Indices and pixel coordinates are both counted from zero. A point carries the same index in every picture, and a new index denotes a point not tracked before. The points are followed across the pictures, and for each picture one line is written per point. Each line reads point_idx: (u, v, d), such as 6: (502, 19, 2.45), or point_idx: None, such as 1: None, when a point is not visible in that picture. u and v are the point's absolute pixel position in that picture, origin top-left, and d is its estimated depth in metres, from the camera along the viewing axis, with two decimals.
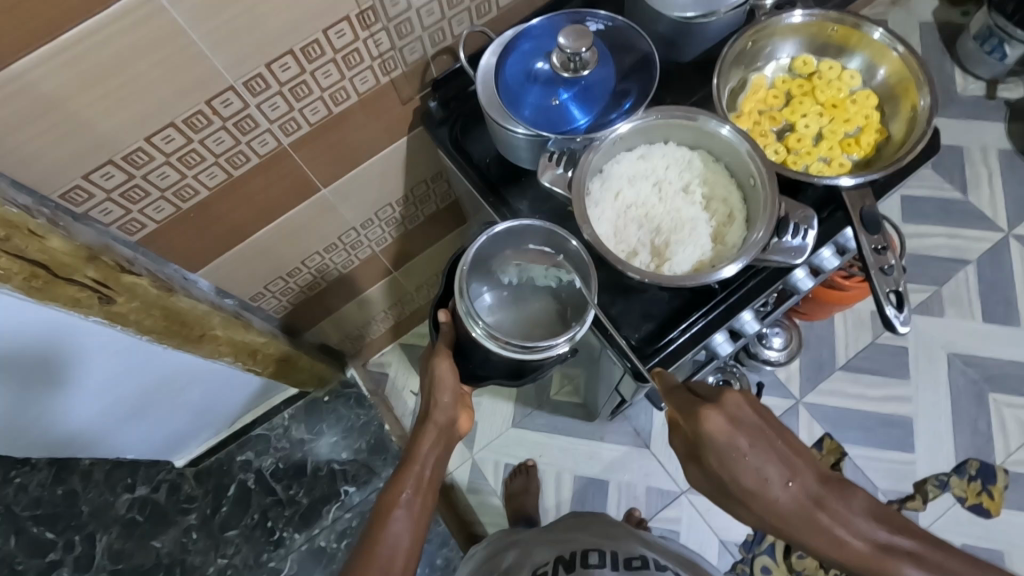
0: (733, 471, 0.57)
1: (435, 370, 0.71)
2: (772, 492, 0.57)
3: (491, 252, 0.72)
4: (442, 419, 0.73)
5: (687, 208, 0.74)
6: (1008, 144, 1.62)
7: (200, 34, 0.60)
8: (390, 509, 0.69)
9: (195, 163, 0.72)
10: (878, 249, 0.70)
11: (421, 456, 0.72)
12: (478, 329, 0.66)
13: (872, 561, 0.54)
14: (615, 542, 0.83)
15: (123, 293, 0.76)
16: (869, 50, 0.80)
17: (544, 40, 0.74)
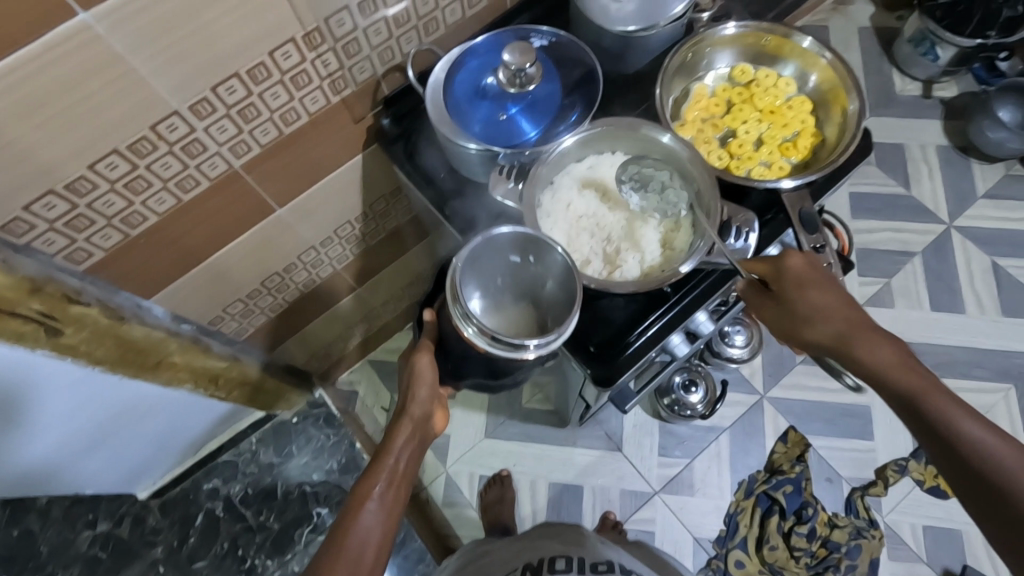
0: (808, 295, 0.68)
1: (413, 364, 0.71)
2: (820, 317, 0.68)
3: (479, 253, 0.68)
4: (418, 413, 0.69)
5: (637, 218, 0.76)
6: (945, 140, 1.70)
7: (142, 60, 0.60)
8: (361, 500, 0.61)
9: (142, 189, 0.71)
10: (814, 248, 0.73)
11: (396, 448, 0.66)
12: (471, 328, 0.63)
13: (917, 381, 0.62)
14: (582, 548, 0.85)
15: (71, 324, 0.75)
16: (801, 58, 0.84)
17: (490, 56, 0.75)
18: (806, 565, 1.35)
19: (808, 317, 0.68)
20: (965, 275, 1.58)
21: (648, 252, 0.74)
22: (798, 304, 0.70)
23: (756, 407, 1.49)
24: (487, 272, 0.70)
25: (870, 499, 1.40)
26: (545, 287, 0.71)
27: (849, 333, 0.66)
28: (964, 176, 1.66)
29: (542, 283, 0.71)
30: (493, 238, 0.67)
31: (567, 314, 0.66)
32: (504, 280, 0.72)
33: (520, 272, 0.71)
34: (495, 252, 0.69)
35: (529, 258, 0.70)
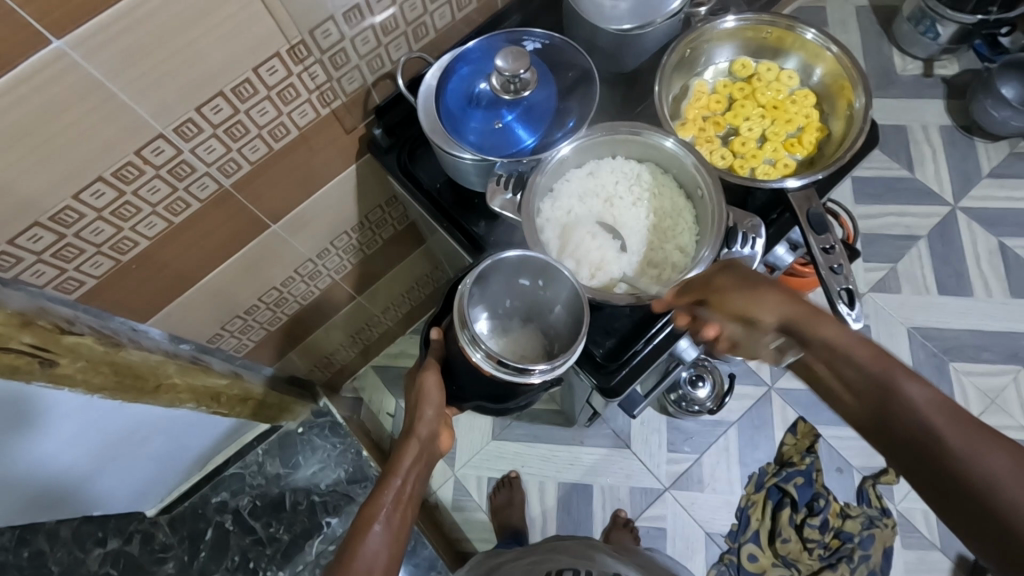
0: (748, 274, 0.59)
1: (420, 383, 0.69)
2: (773, 299, 0.55)
3: (487, 275, 0.66)
4: (425, 433, 0.68)
5: (631, 219, 0.75)
6: (947, 119, 1.67)
7: (121, 85, 0.58)
8: (367, 522, 0.63)
9: (130, 215, 0.69)
10: (824, 249, 0.70)
11: (403, 469, 0.67)
12: (479, 353, 0.61)
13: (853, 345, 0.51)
14: (591, 561, 0.82)
15: (66, 354, 0.73)
16: (804, 51, 0.81)
17: (482, 63, 0.73)
18: (819, 557, 1.35)
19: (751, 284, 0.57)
20: (971, 258, 1.56)
21: (649, 270, 0.72)
22: (754, 279, 0.58)
23: (763, 399, 1.48)
24: (494, 295, 0.70)
25: (882, 487, 1.39)
26: (553, 311, 0.70)
27: (812, 307, 0.54)
28: (968, 157, 1.64)
29: (549, 307, 0.70)
30: (502, 261, 0.65)
31: (575, 338, 0.65)
32: (509, 304, 0.71)
33: (527, 296, 0.70)
34: (503, 275, 0.68)
35: (537, 283, 0.69)
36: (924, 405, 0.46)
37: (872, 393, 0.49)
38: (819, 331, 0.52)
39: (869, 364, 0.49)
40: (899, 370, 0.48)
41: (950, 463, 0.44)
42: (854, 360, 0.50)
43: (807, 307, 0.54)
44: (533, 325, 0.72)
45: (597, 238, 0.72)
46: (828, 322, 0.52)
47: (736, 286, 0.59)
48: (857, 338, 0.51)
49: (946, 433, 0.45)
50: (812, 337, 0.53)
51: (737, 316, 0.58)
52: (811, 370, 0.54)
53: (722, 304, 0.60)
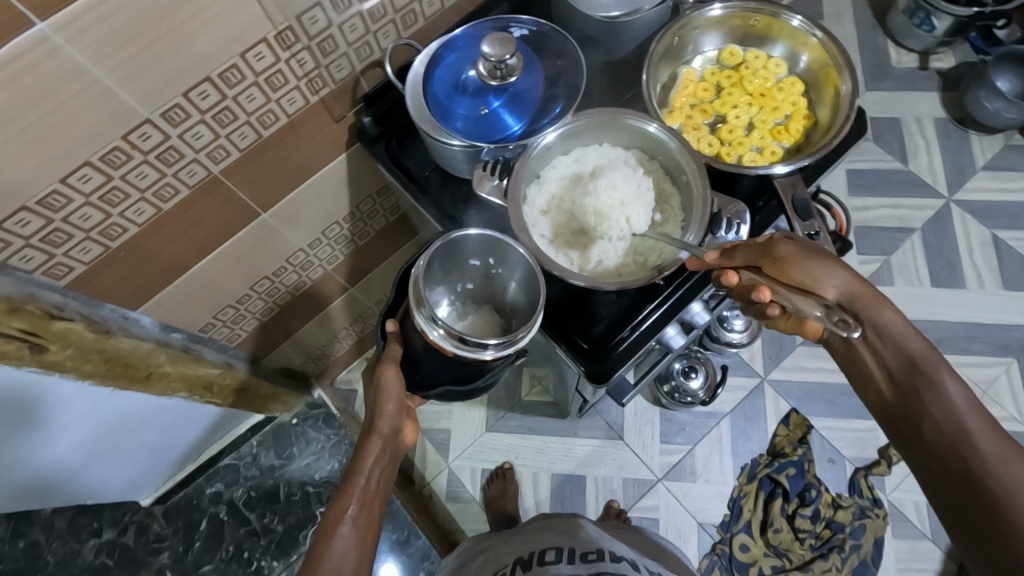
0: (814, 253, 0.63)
1: (378, 378, 0.66)
2: (841, 280, 0.61)
3: (436, 260, 0.68)
4: (387, 428, 0.65)
5: (643, 190, 0.71)
6: (941, 112, 1.67)
7: (106, 70, 0.58)
8: (334, 525, 0.58)
9: (119, 201, 0.69)
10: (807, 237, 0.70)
11: (366, 467, 0.62)
12: (438, 331, 0.62)
13: (908, 338, 0.60)
14: (575, 538, 0.82)
15: (55, 340, 0.75)
16: (790, 38, 0.81)
17: (469, 49, 0.73)
18: (811, 547, 1.36)
19: (826, 260, 0.61)
20: (964, 250, 1.56)
21: (632, 258, 0.72)
22: (823, 255, 0.62)
23: (757, 391, 1.48)
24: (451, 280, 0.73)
25: (873, 478, 1.40)
26: (509, 289, 0.73)
27: (878, 294, 0.62)
28: (962, 150, 1.64)
29: (505, 286, 0.73)
30: (454, 241, 0.67)
31: (533, 315, 0.66)
32: (466, 284, 0.74)
33: (483, 277, 0.73)
34: (458, 256, 0.70)
35: (494, 266, 0.71)
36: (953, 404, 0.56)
37: (916, 382, 0.59)
38: (879, 317, 0.61)
39: (919, 358, 0.59)
40: (946, 372, 0.58)
41: (966, 454, 0.54)
42: (912, 354, 0.60)
43: (875, 296, 0.62)
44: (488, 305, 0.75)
45: (621, 193, 0.70)
46: (894, 316, 0.61)
47: (806, 256, 0.61)
48: (908, 328, 0.61)
49: (972, 430, 0.55)
50: (872, 321, 0.61)
51: (802, 284, 0.60)
52: (856, 351, 0.64)
53: (784, 272, 0.61)
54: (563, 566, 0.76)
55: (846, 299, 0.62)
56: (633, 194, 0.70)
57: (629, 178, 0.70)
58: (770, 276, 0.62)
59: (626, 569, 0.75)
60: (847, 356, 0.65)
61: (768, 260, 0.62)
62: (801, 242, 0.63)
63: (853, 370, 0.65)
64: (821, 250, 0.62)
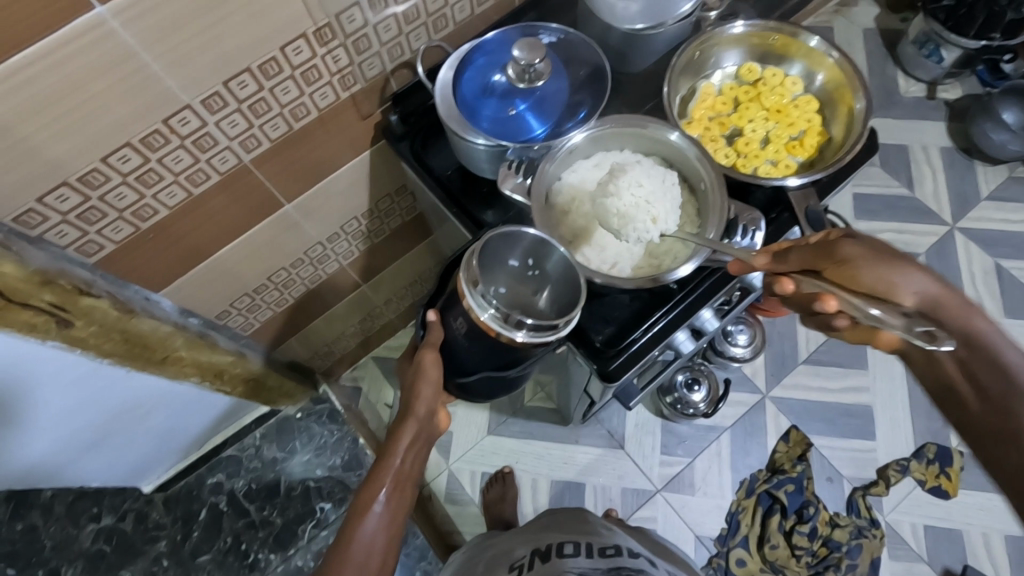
0: (892, 259, 0.61)
1: (420, 361, 0.68)
2: (917, 285, 0.61)
3: (489, 253, 0.68)
4: (423, 412, 0.67)
5: (665, 189, 0.72)
6: (948, 142, 1.71)
7: (154, 55, 0.60)
8: (367, 504, 0.62)
9: (154, 182, 0.71)
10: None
11: (400, 451, 0.64)
12: (489, 312, 0.64)
13: (1001, 348, 0.59)
14: (590, 535, 0.83)
15: (81, 316, 0.76)
16: (807, 57, 0.84)
17: (497, 54, 0.75)
18: (807, 565, 1.36)
19: (898, 265, 0.61)
20: (967, 277, 1.58)
21: (647, 261, 0.73)
22: (891, 258, 0.61)
23: (758, 407, 1.50)
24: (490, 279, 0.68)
25: (871, 499, 1.41)
26: (538, 300, 0.69)
27: (961, 303, 0.61)
28: (967, 179, 1.67)
29: (535, 296, 0.69)
30: (499, 236, 0.68)
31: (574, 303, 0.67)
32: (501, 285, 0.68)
33: (517, 281, 0.69)
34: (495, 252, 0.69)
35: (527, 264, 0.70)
36: None
37: (1009, 403, 0.58)
38: (966, 323, 0.60)
39: (1014, 374, 0.58)
40: None
41: None
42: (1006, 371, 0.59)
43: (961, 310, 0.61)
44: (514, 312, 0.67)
45: (644, 193, 0.71)
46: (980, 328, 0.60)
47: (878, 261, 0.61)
48: (1005, 341, 0.59)
49: None
50: (956, 327, 0.60)
51: (873, 289, 0.60)
52: (938, 362, 0.63)
53: (852, 276, 0.60)
54: (581, 560, 0.76)
55: (924, 304, 0.61)
56: (658, 193, 0.71)
57: (652, 175, 0.73)
58: (836, 281, 0.61)
59: (644, 565, 0.77)
60: (926, 367, 0.64)
61: (829, 264, 0.62)
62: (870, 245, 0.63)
63: (935, 382, 0.64)
64: (893, 258, 0.62)
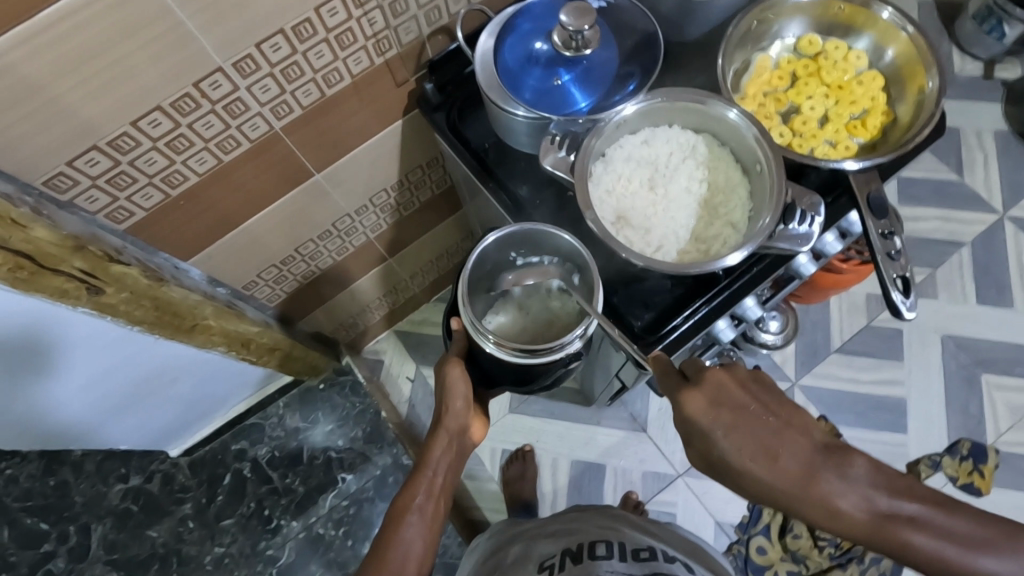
0: (720, 452, 0.58)
1: (446, 375, 0.71)
2: (754, 476, 0.56)
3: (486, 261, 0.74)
4: (453, 425, 0.71)
5: (684, 187, 0.72)
6: (1004, 125, 1.61)
7: (188, 13, 0.57)
8: (402, 514, 0.66)
9: (184, 148, 0.69)
10: (900, 280, 0.69)
11: (433, 460, 0.70)
12: (490, 342, 0.69)
13: (872, 531, 0.53)
14: (620, 533, 0.82)
15: (112, 283, 0.75)
16: (878, 30, 0.78)
17: (544, 20, 0.71)
18: (829, 556, 1.34)
19: (732, 460, 0.57)
20: (1015, 270, 1.51)
21: (693, 245, 0.70)
22: (725, 441, 0.58)
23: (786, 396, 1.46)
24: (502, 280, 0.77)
25: None
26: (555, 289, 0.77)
27: (797, 489, 0.54)
28: (1022, 166, 1.58)
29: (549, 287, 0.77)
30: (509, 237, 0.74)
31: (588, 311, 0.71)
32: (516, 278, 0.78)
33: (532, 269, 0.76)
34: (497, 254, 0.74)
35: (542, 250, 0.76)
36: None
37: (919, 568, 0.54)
38: (825, 510, 0.54)
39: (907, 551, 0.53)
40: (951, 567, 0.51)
41: None
42: (941, 565, 0.52)
43: (877, 518, 0.53)
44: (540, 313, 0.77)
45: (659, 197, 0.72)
46: (906, 536, 0.52)
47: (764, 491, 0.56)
48: (863, 513, 0.53)
49: None
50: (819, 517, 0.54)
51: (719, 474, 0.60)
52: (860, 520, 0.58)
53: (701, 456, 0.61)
54: (615, 563, 0.75)
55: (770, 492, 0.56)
56: (673, 195, 0.72)
57: (669, 172, 0.72)
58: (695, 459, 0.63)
59: (681, 570, 0.74)
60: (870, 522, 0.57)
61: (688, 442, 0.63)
62: (766, 466, 0.56)
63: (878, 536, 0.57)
64: (786, 482, 0.55)
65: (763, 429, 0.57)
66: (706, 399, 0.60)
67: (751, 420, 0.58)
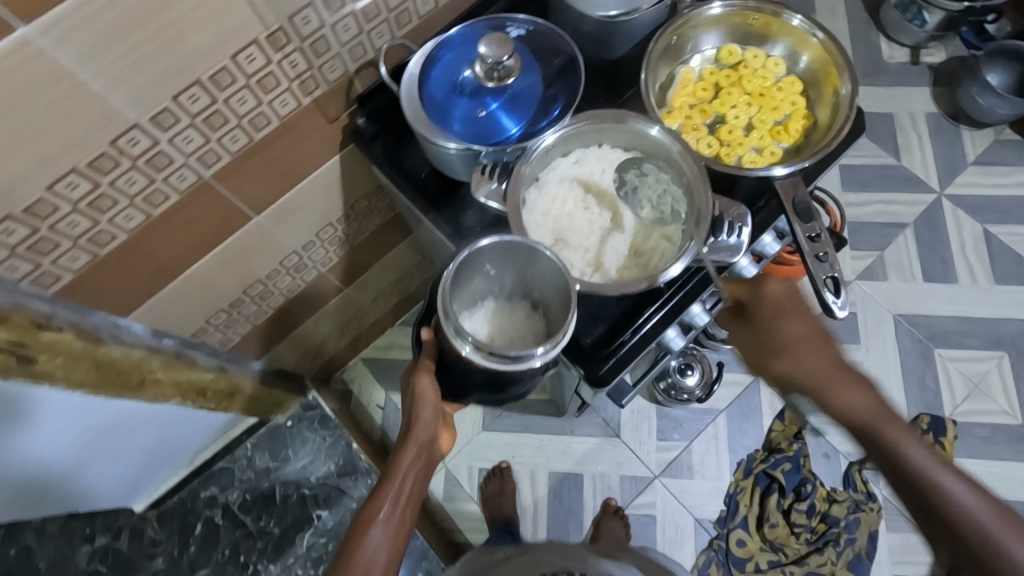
0: (782, 321, 0.72)
1: (414, 386, 0.67)
2: (801, 336, 0.70)
3: (463, 268, 0.68)
4: (424, 438, 0.67)
5: (624, 192, 0.73)
6: (934, 107, 1.68)
7: (93, 73, 0.56)
8: (368, 521, 0.62)
9: (108, 207, 0.68)
10: (830, 280, 0.71)
11: (402, 470, 0.65)
12: (467, 345, 0.62)
13: (869, 417, 0.63)
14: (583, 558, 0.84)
15: (45, 350, 0.72)
16: (791, 36, 0.80)
17: (467, 49, 0.71)
18: (806, 541, 1.37)
19: (784, 324, 0.72)
20: (957, 246, 1.57)
21: (635, 261, 0.71)
22: (792, 307, 0.73)
23: (751, 388, 1.49)
24: (478, 281, 0.72)
25: (868, 472, 1.41)
26: (530, 278, 0.72)
27: (822, 362, 0.68)
28: (954, 144, 1.65)
29: (524, 276, 0.72)
30: (483, 246, 0.66)
31: (566, 319, 0.65)
32: (491, 280, 0.73)
33: (500, 273, 0.73)
34: (474, 257, 0.67)
35: (518, 256, 0.69)
36: (948, 488, 0.57)
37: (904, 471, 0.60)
38: (832, 386, 0.66)
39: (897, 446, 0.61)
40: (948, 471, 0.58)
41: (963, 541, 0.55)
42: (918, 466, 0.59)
43: (873, 414, 0.63)
44: (523, 305, 0.75)
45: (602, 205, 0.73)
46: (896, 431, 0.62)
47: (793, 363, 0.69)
48: (862, 398, 0.64)
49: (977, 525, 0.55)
50: (829, 392, 0.66)
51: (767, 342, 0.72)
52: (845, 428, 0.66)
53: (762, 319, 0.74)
54: None
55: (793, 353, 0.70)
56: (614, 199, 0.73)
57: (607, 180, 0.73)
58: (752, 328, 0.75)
59: None
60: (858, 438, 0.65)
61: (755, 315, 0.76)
62: (798, 346, 0.70)
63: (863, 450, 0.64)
64: (810, 364, 0.68)
65: (811, 322, 0.71)
66: (783, 288, 0.75)
67: (806, 317, 0.72)
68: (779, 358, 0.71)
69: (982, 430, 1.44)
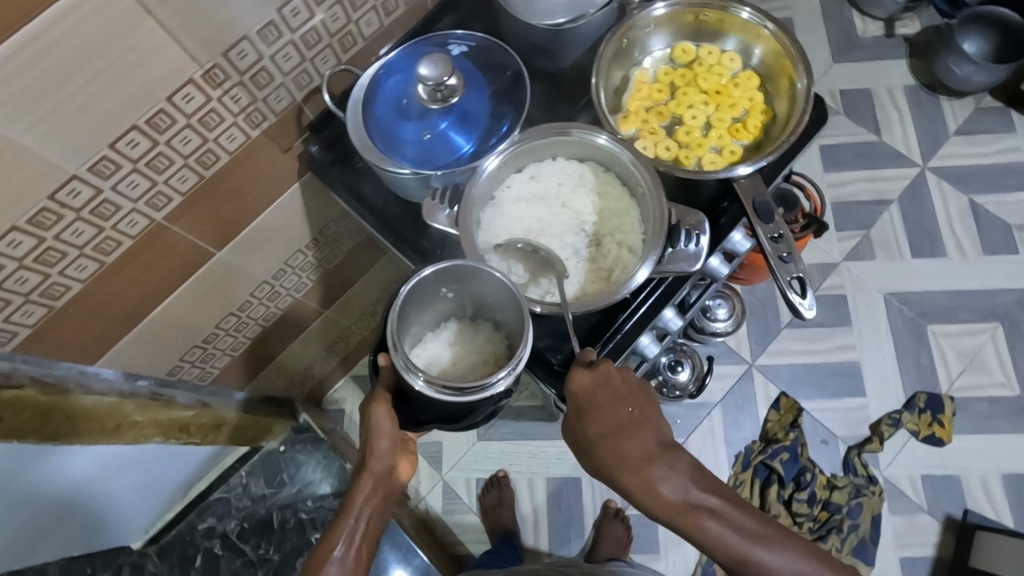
0: (596, 419, 0.62)
1: (369, 417, 0.66)
2: (612, 433, 0.62)
3: (414, 297, 0.68)
4: (379, 468, 0.64)
5: (579, 204, 0.73)
6: (912, 80, 1.65)
7: (20, 130, 0.55)
8: (321, 563, 0.61)
9: (56, 260, 0.66)
10: (796, 280, 0.71)
11: (356, 506, 0.63)
12: (420, 380, 0.64)
13: (683, 515, 0.58)
14: None
15: (8, 408, 0.71)
16: (743, 31, 0.79)
17: (409, 71, 0.70)
18: (810, 530, 1.35)
19: (596, 419, 0.62)
20: (944, 219, 1.55)
21: (595, 274, 0.70)
22: (606, 397, 0.63)
23: (745, 378, 1.47)
24: (434, 305, 0.73)
25: (867, 456, 1.40)
26: (487, 299, 0.72)
27: (636, 461, 0.60)
28: (934, 116, 1.62)
29: (481, 298, 0.72)
30: (433, 274, 0.66)
31: (523, 337, 0.65)
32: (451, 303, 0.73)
33: (456, 298, 0.73)
34: (427, 288, 0.68)
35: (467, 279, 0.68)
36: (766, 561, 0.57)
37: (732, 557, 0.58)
38: (652, 488, 0.59)
39: (716, 532, 0.58)
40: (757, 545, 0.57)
41: None
42: (730, 549, 0.57)
43: (686, 506, 0.58)
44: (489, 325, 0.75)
45: (558, 219, 0.73)
46: (703, 522, 0.58)
47: (609, 463, 0.61)
48: (677, 491, 0.59)
49: None
50: (652, 495, 0.59)
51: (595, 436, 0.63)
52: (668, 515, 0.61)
53: (587, 414, 0.63)
54: None
55: (612, 452, 0.61)
56: (570, 213, 0.73)
57: (562, 193, 0.73)
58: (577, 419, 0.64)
59: None
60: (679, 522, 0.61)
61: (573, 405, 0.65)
62: (615, 442, 0.61)
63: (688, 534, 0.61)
64: (627, 464, 0.60)
65: (622, 410, 0.62)
66: (591, 375, 0.64)
67: (622, 402, 0.63)
68: (594, 454, 0.62)
69: (980, 405, 1.42)
